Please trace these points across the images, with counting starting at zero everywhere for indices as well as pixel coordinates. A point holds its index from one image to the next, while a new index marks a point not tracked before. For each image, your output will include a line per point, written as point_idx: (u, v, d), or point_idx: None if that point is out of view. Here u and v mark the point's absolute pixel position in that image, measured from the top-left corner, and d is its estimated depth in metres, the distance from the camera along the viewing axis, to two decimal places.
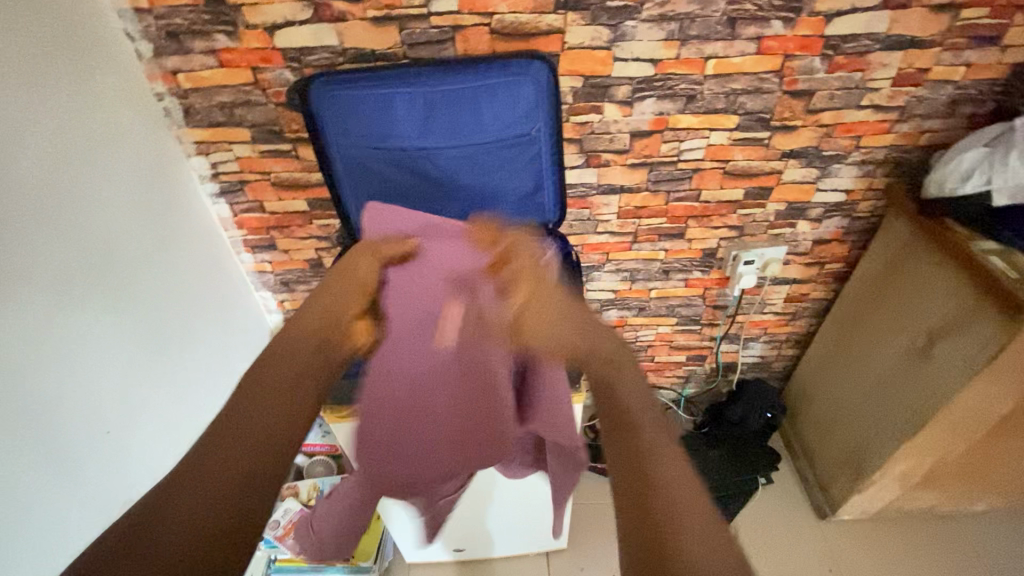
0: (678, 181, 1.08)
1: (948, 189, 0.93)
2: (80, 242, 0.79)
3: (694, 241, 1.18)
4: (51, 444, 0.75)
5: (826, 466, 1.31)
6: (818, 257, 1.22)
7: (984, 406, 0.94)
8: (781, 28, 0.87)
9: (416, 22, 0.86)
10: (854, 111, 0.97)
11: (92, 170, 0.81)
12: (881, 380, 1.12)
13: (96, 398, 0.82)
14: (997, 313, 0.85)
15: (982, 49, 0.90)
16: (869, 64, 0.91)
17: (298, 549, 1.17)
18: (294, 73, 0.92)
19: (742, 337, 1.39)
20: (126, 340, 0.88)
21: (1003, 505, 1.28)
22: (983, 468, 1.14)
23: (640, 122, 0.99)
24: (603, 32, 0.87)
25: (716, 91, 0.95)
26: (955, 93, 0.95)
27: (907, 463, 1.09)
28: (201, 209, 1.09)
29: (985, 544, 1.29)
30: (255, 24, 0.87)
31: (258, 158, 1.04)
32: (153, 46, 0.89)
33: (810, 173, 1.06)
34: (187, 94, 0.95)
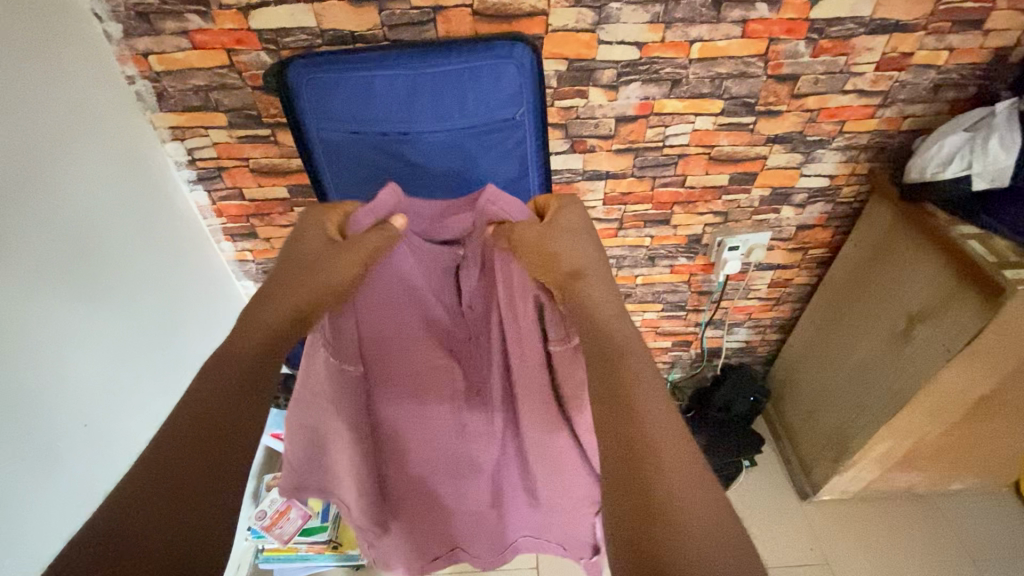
0: (663, 166, 1.07)
1: (929, 174, 0.93)
2: (50, 230, 0.76)
3: (679, 227, 1.18)
4: (33, 436, 0.74)
5: (808, 448, 1.33)
6: (801, 243, 1.22)
7: (962, 387, 0.96)
8: (767, 11, 0.86)
9: (396, 3, 0.84)
10: (838, 96, 0.97)
11: (61, 158, 0.78)
12: (863, 363, 1.13)
13: (75, 392, 0.81)
14: (976, 297, 0.87)
15: (965, 33, 0.90)
16: (854, 48, 0.91)
17: (285, 539, 1.17)
18: (271, 55, 0.90)
19: (727, 322, 1.40)
20: (104, 331, 0.86)
21: (978, 483, 1.32)
22: (959, 449, 1.17)
23: (625, 107, 0.98)
24: (587, 14, 0.86)
25: (701, 75, 0.94)
26: (937, 78, 0.95)
27: (888, 444, 1.12)
28: (178, 196, 1.07)
29: (960, 521, 1.33)
30: (229, 5, 0.84)
31: (236, 143, 1.02)
32: (122, 26, 0.86)
33: (795, 159, 1.07)
34: (159, 78, 0.92)
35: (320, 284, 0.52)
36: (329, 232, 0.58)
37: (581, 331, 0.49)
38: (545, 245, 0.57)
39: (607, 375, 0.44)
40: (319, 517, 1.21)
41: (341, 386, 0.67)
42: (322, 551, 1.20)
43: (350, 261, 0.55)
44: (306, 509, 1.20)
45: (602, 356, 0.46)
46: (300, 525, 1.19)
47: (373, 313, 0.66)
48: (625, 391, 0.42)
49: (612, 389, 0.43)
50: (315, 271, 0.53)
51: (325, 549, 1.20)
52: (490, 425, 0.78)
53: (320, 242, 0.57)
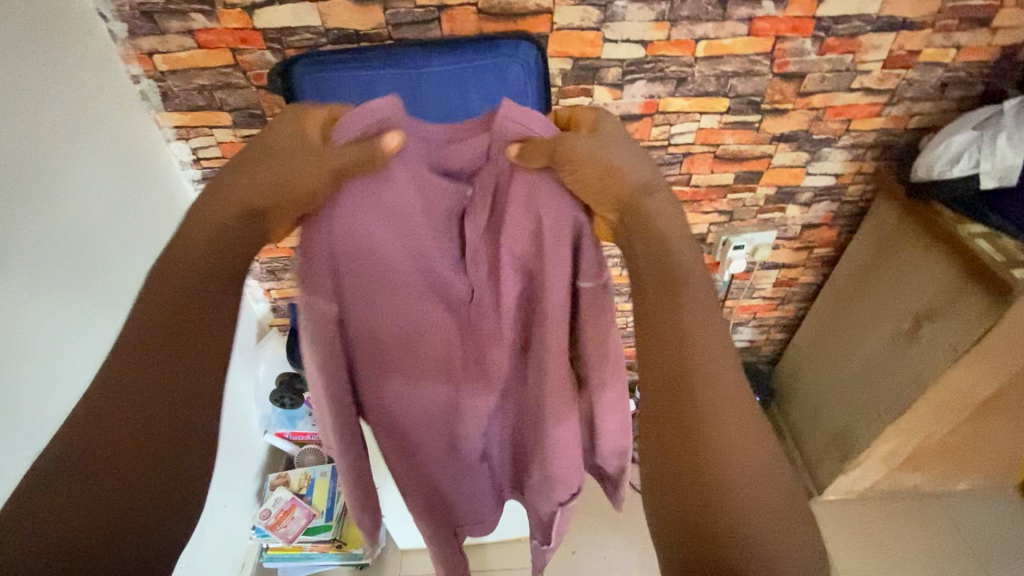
0: (668, 165, 1.07)
1: (936, 173, 0.92)
2: (55, 230, 0.76)
3: (684, 226, 1.18)
4: (38, 436, 0.74)
5: (813, 448, 1.33)
6: (807, 241, 1.22)
7: (969, 386, 0.96)
8: (773, 9, 0.86)
9: (400, 2, 0.84)
10: (845, 94, 0.97)
11: (66, 157, 0.78)
12: (868, 362, 1.13)
13: (80, 392, 0.81)
14: (983, 296, 0.87)
15: (973, 31, 0.89)
16: (860, 46, 0.90)
17: (290, 537, 1.18)
18: (275, 54, 0.90)
19: (731, 321, 1.40)
20: (108, 330, 0.86)
21: (984, 483, 1.31)
22: (965, 449, 1.17)
23: (630, 106, 0.97)
24: (592, 12, 0.86)
25: (707, 73, 0.93)
26: (945, 76, 0.95)
27: (894, 444, 1.11)
28: (182, 195, 1.07)
29: (965, 521, 1.32)
30: (233, 3, 0.84)
31: (241, 142, 1.02)
32: (127, 26, 0.86)
33: (800, 157, 1.06)
34: (164, 77, 0.92)
35: (281, 184, 0.46)
36: (313, 132, 0.48)
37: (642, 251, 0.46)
38: (595, 158, 0.47)
39: (662, 344, 0.42)
40: (324, 516, 1.21)
41: (322, 329, 0.55)
42: (326, 550, 1.20)
43: (323, 164, 0.47)
44: (310, 507, 1.20)
45: (660, 281, 0.44)
46: (304, 525, 1.19)
47: (356, 249, 0.52)
48: (690, 362, 0.40)
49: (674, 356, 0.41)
50: (273, 168, 0.46)
51: (330, 548, 1.19)
52: (498, 393, 0.66)
53: (295, 135, 0.47)
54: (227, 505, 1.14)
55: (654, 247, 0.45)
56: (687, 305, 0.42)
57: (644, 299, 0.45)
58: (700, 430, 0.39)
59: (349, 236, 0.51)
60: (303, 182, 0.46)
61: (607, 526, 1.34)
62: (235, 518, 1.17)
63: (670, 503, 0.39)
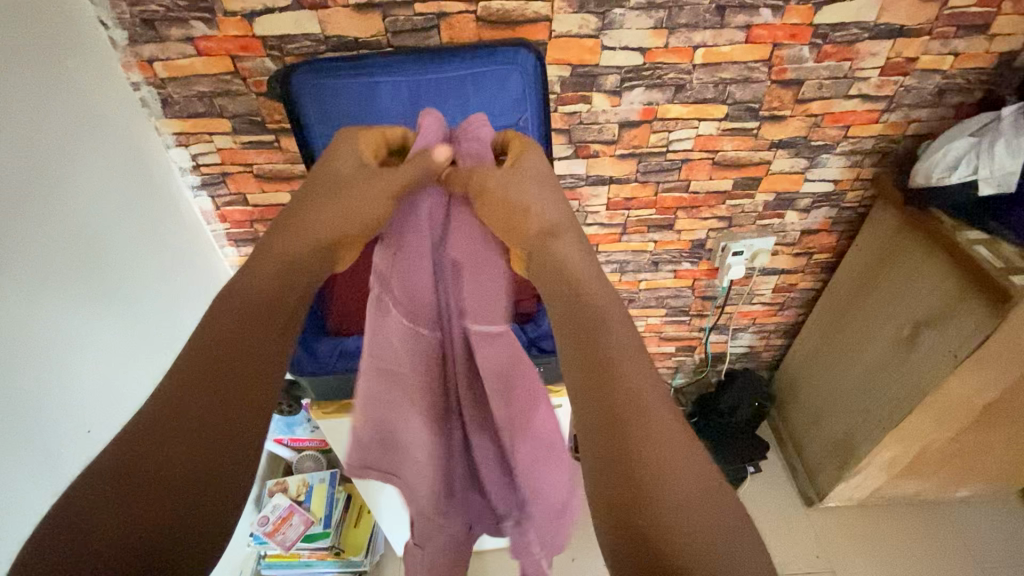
0: (667, 171, 1.07)
1: (935, 179, 0.93)
2: (57, 237, 0.76)
3: (683, 232, 1.18)
4: (37, 443, 0.74)
5: (813, 455, 1.32)
6: (806, 247, 1.22)
7: (970, 393, 0.95)
8: (770, 16, 0.86)
9: (400, 10, 0.84)
10: (843, 101, 0.97)
11: (66, 164, 0.78)
12: (868, 370, 1.12)
13: (79, 399, 0.81)
14: (983, 303, 0.86)
15: (970, 38, 0.89)
16: (858, 53, 0.91)
17: (288, 545, 1.16)
18: (275, 62, 0.90)
19: (731, 327, 1.39)
20: (108, 336, 0.86)
21: (986, 490, 1.30)
22: (966, 456, 1.16)
23: (629, 112, 0.98)
24: (591, 19, 0.86)
25: (705, 80, 0.94)
26: (942, 82, 0.95)
27: (894, 451, 1.11)
28: (182, 201, 1.07)
29: (967, 528, 1.31)
30: (233, 11, 0.84)
31: (240, 149, 1.02)
32: (127, 33, 0.86)
33: (799, 163, 1.06)
34: (164, 84, 0.93)
35: (349, 212, 0.52)
36: (368, 157, 0.57)
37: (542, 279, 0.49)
38: (507, 200, 0.52)
39: (590, 364, 0.40)
40: (321, 522, 1.20)
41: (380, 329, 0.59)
42: (324, 557, 1.20)
43: (381, 190, 0.53)
44: (307, 514, 1.20)
45: (580, 321, 0.43)
46: (302, 532, 1.18)
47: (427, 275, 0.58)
48: (618, 394, 0.38)
49: (600, 390, 0.39)
50: (343, 199, 0.52)
51: (328, 555, 1.20)
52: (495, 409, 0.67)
53: (354, 165, 0.55)
54: None
55: (557, 273, 0.47)
56: (607, 338, 0.41)
57: (568, 335, 0.44)
58: (633, 460, 0.35)
59: (417, 261, 0.57)
60: (372, 206, 0.53)
61: None
62: None
63: (617, 550, 0.33)
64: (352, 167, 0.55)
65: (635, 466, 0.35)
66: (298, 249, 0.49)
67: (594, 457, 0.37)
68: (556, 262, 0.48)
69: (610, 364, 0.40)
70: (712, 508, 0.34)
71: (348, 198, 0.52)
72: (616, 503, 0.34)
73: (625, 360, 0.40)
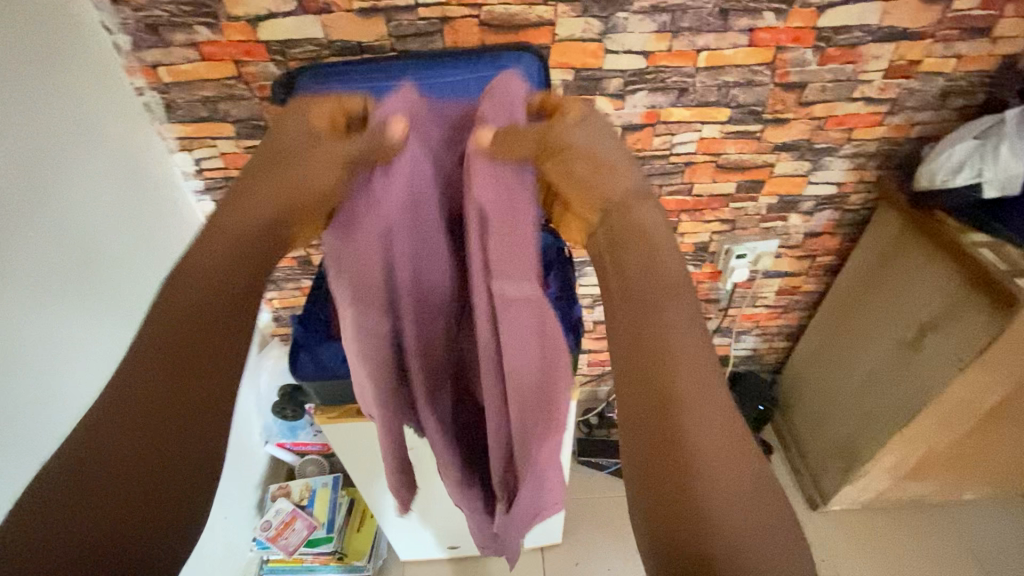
0: (670, 174, 1.07)
1: (939, 182, 0.92)
2: (61, 241, 0.76)
3: (687, 235, 1.18)
4: (40, 449, 0.73)
5: (818, 457, 1.32)
6: (810, 250, 1.22)
7: (975, 396, 0.95)
8: (773, 20, 0.86)
9: (403, 14, 0.84)
10: (846, 104, 0.97)
11: (69, 169, 0.78)
12: (872, 372, 1.12)
13: (80, 404, 0.80)
14: (986, 305, 0.86)
15: (973, 41, 0.90)
16: (861, 57, 0.91)
17: (291, 550, 1.17)
18: (279, 66, 0.90)
19: (734, 330, 1.39)
20: (109, 342, 0.86)
21: (991, 492, 1.30)
22: (972, 458, 1.16)
23: (632, 116, 0.98)
24: (594, 23, 0.86)
25: (708, 83, 0.94)
26: (945, 85, 0.95)
27: (900, 454, 1.10)
28: (185, 206, 1.07)
29: (973, 532, 1.31)
30: (237, 16, 0.84)
31: (244, 153, 1.02)
32: (131, 38, 0.86)
33: (802, 166, 1.06)
34: (168, 89, 0.93)
35: (298, 186, 0.47)
36: (315, 122, 0.49)
37: (616, 244, 0.46)
38: (584, 158, 0.48)
39: (643, 344, 0.40)
40: (325, 527, 1.20)
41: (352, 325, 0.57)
42: (327, 562, 1.19)
43: (336, 156, 0.48)
44: (311, 519, 1.20)
45: (650, 288, 0.42)
46: (305, 536, 1.18)
47: (393, 250, 0.53)
48: (670, 375, 0.38)
49: (652, 368, 0.39)
50: (296, 168, 0.47)
51: (331, 560, 1.19)
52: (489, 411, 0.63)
53: (302, 133, 0.49)
54: (227, 517, 1.14)
55: (626, 242, 0.45)
56: (669, 312, 0.41)
57: (629, 305, 0.42)
58: (679, 447, 0.35)
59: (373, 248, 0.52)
60: (327, 181, 0.48)
61: (612, 538, 1.32)
62: (235, 530, 1.16)
63: (654, 526, 0.35)
64: (303, 136, 0.49)
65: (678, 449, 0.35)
66: (227, 220, 0.45)
67: (640, 434, 0.37)
68: (631, 225, 0.45)
69: (666, 341, 0.39)
70: (749, 495, 0.35)
71: (302, 166, 0.47)
72: (656, 482, 0.35)
73: (684, 341, 0.39)
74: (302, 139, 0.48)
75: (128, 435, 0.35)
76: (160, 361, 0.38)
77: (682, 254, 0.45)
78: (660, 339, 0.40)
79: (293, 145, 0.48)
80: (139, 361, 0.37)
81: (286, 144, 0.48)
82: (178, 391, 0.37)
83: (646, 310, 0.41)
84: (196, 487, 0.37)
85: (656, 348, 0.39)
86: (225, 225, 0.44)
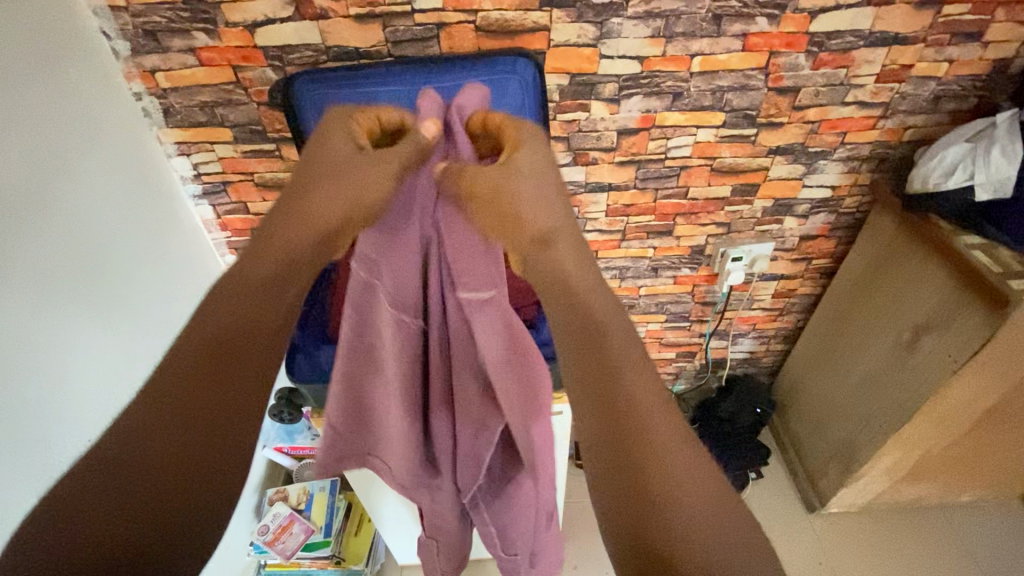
0: (666, 178, 1.07)
1: (931, 185, 0.93)
2: (60, 246, 0.77)
3: (683, 238, 1.18)
4: (37, 453, 0.74)
5: (815, 459, 1.32)
6: (805, 253, 1.22)
7: (971, 398, 0.95)
8: (766, 25, 0.87)
9: (400, 20, 0.85)
10: (839, 108, 0.98)
11: (68, 173, 0.79)
12: (869, 374, 1.12)
13: (78, 408, 0.81)
14: (981, 308, 0.87)
15: (964, 45, 0.90)
16: (853, 61, 0.92)
17: (288, 554, 1.15)
18: (276, 71, 0.91)
19: (731, 333, 1.40)
20: (106, 346, 0.86)
21: (988, 495, 1.30)
22: (968, 460, 1.16)
23: (627, 120, 0.98)
24: (589, 29, 0.87)
25: (702, 88, 0.94)
26: (937, 89, 0.96)
27: (896, 456, 1.10)
28: (183, 210, 1.07)
29: (971, 534, 1.31)
30: (235, 22, 0.85)
31: (242, 158, 1.03)
32: (130, 44, 0.87)
33: (797, 170, 1.07)
34: (166, 94, 0.93)
35: (349, 200, 0.48)
36: (356, 135, 0.50)
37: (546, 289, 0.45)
38: (501, 199, 0.45)
39: (597, 391, 0.41)
40: (322, 531, 1.19)
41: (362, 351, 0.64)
42: (324, 566, 1.18)
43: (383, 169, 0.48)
44: (308, 523, 1.19)
45: (587, 332, 0.43)
46: (303, 540, 1.17)
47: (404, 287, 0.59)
48: (622, 405, 0.40)
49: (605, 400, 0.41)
50: (330, 177, 0.48)
51: (328, 564, 1.18)
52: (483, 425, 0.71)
53: (342, 147, 0.49)
54: None
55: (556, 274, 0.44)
56: (611, 343, 0.42)
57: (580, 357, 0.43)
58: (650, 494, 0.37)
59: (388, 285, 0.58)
60: (374, 193, 0.48)
61: None
62: (232, 534, 1.16)
63: (620, 551, 0.37)
64: (348, 149, 0.49)
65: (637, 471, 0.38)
66: (267, 224, 0.47)
67: (599, 465, 0.40)
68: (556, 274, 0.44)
69: (613, 376, 0.41)
70: (709, 506, 0.37)
71: (352, 176, 0.48)
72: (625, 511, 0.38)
73: (628, 369, 0.42)
74: (343, 152, 0.48)
75: (167, 429, 0.43)
76: (197, 364, 0.44)
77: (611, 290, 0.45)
78: (611, 391, 0.41)
79: (330, 159, 0.48)
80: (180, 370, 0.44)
81: (331, 158, 0.48)
82: (211, 398, 0.44)
83: (591, 357, 0.42)
84: (217, 476, 0.45)
85: (614, 399, 0.40)
86: (285, 239, 0.47)
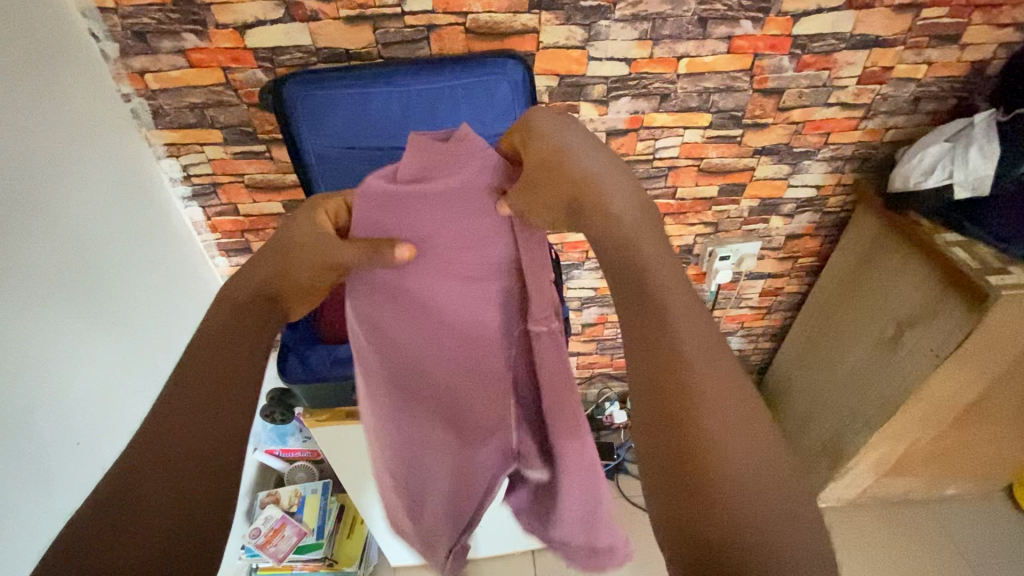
0: (654, 178, 1.09)
1: (912, 184, 0.95)
2: (51, 252, 0.77)
3: (671, 238, 1.20)
4: (24, 457, 0.73)
5: (804, 457, 1.34)
6: (790, 252, 1.24)
7: (952, 392, 0.98)
8: (751, 28, 0.89)
9: (390, 22, 0.86)
10: (822, 109, 1.00)
11: (58, 176, 0.79)
12: (854, 370, 1.14)
13: (68, 411, 0.80)
14: (960, 304, 0.89)
15: (943, 47, 0.93)
16: (836, 63, 0.94)
17: (280, 557, 1.14)
18: (267, 73, 0.91)
19: (720, 332, 1.41)
20: (97, 349, 0.86)
21: (971, 487, 1.33)
22: (953, 453, 1.18)
23: (615, 121, 1.00)
24: (577, 31, 0.88)
25: (689, 89, 0.96)
26: (917, 90, 0.98)
27: (882, 450, 1.12)
28: (172, 212, 1.07)
29: (955, 527, 1.33)
30: (225, 24, 0.85)
31: (231, 159, 1.02)
32: (119, 45, 0.87)
33: (782, 170, 1.09)
34: (155, 96, 0.93)
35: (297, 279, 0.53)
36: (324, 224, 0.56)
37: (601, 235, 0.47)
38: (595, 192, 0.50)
39: (640, 324, 0.40)
40: (314, 534, 1.18)
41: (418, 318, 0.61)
42: (316, 569, 1.18)
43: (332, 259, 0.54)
44: (300, 525, 1.19)
45: (628, 261, 0.44)
46: (295, 543, 1.16)
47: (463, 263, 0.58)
48: (673, 359, 0.37)
49: (654, 366, 0.38)
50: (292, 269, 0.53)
51: (320, 567, 1.18)
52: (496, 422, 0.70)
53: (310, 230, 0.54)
54: None
55: (598, 218, 0.47)
56: (658, 281, 0.42)
57: (617, 283, 0.44)
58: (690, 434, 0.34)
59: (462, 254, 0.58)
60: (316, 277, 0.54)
61: None
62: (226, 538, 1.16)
63: (664, 489, 0.34)
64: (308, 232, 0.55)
65: (695, 456, 0.33)
66: (241, 293, 0.50)
67: (642, 399, 0.38)
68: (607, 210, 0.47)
69: (662, 337, 0.38)
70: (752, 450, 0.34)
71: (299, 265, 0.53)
72: (670, 484, 0.34)
73: (680, 316, 0.40)
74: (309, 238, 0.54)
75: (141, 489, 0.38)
76: (166, 418, 0.41)
77: (656, 221, 0.47)
78: (655, 321, 0.39)
79: (300, 253, 0.53)
80: (161, 419, 0.41)
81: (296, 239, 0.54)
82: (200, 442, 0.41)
83: (630, 291, 0.42)
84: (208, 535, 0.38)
85: (654, 322, 0.40)
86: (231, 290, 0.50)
